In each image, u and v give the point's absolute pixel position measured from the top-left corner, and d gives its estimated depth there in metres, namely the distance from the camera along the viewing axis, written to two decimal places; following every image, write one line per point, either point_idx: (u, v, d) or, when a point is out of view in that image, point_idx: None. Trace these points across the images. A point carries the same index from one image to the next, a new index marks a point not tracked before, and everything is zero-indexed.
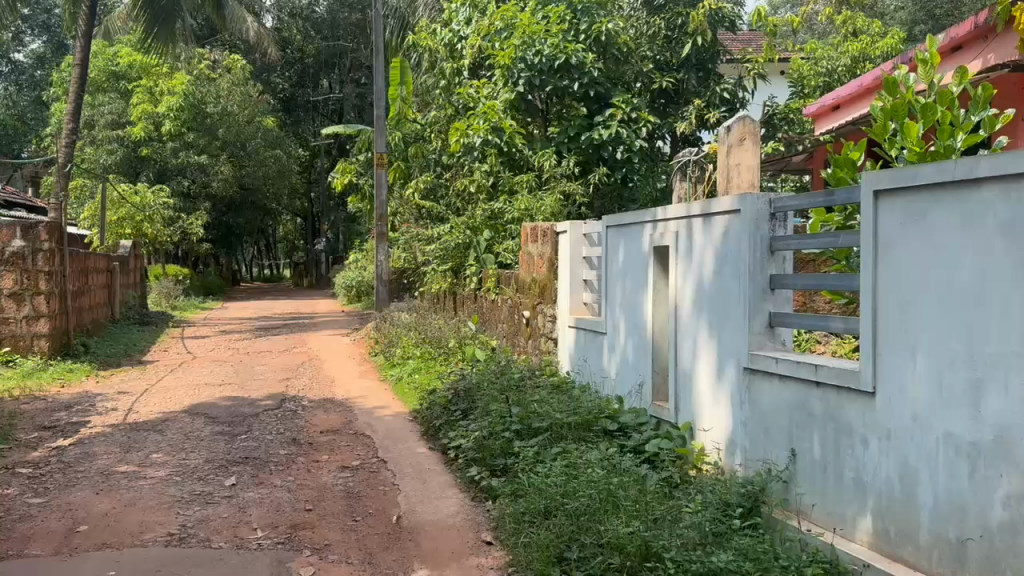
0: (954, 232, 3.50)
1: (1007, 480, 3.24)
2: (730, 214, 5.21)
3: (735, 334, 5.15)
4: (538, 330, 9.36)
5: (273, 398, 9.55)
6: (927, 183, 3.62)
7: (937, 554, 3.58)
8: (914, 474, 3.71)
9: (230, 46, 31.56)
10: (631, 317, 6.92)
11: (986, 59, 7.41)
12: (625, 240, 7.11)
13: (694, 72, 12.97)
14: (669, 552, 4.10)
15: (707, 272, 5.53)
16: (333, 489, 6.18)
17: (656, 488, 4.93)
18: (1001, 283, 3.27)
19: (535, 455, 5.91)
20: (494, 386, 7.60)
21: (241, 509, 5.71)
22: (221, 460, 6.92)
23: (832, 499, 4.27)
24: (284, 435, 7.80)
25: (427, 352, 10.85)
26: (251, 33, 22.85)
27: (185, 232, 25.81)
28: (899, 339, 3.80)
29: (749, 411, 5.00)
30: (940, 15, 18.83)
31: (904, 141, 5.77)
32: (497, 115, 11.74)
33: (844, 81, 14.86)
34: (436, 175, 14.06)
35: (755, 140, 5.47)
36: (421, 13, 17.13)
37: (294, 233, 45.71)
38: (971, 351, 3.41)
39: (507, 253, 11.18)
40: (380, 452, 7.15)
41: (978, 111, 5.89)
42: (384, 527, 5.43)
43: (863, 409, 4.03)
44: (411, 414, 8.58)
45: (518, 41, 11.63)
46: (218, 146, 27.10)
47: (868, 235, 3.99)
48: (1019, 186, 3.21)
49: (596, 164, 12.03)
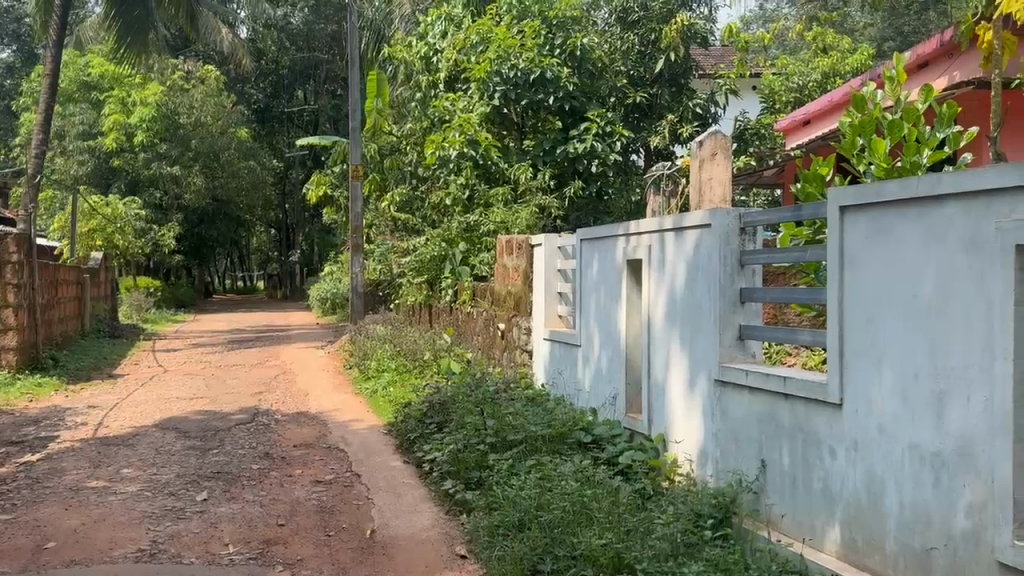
0: (917, 246, 3.58)
1: (969, 489, 3.30)
2: (701, 227, 5.28)
3: (707, 344, 5.20)
4: (513, 342, 9.39)
5: (245, 412, 9.47)
6: (893, 199, 3.69)
7: (903, 563, 3.65)
8: (880, 484, 3.78)
9: (204, 57, 31.36)
10: (605, 329, 6.97)
11: (951, 77, 7.59)
12: (599, 253, 7.16)
13: (667, 87, 13.12)
14: (641, 563, 4.16)
15: (679, 284, 5.60)
16: (306, 504, 6.14)
17: (629, 499, 4.95)
18: (961, 297, 3.35)
19: (509, 467, 5.91)
20: (469, 399, 7.59)
21: (212, 524, 5.67)
22: (192, 475, 6.87)
23: (802, 509, 4.33)
24: (256, 449, 7.75)
25: (402, 364, 10.84)
26: (227, 45, 22.67)
27: (157, 243, 25.58)
28: (865, 352, 3.88)
29: (720, 422, 5.06)
30: (909, 32, 19.42)
31: (872, 158, 5.85)
32: (473, 128, 11.79)
33: (815, 97, 15.01)
34: (411, 187, 14.00)
35: (726, 154, 5.54)
36: (397, 26, 17.10)
37: (268, 245, 45.51)
38: (934, 364, 3.49)
39: (482, 266, 11.26)
40: (354, 466, 7.14)
41: (944, 128, 6.03)
42: (358, 541, 5.41)
43: (830, 419, 4.10)
44: (386, 427, 8.57)
45: (494, 55, 11.77)
46: (191, 157, 26.68)
47: (834, 251, 4.08)
48: (977, 201, 3.28)
49: (571, 177, 12.11)
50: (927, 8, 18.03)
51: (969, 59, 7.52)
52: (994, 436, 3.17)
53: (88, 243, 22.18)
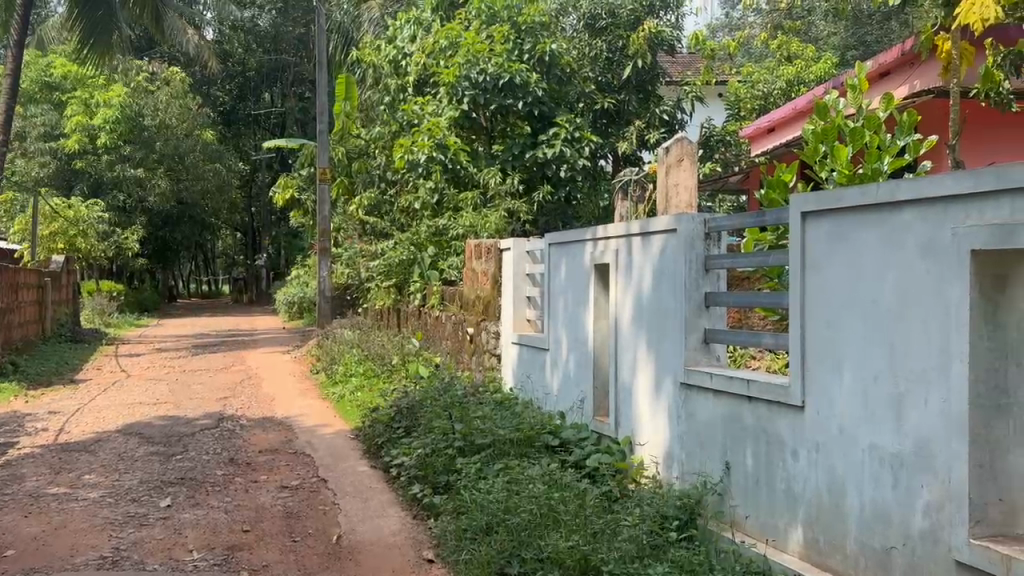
0: (878, 249, 3.65)
1: (927, 489, 3.37)
2: (667, 232, 5.34)
3: (672, 348, 5.27)
4: (481, 346, 9.40)
5: (210, 417, 9.37)
6: (853, 206, 3.77)
7: (864, 562, 3.72)
8: (841, 484, 3.85)
9: (170, 58, 30.98)
10: (573, 332, 7.01)
11: (911, 85, 7.77)
12: (567, 257, 7.20)
13: (635, 94, 13.29)
14: (607, 565, 4.19)
15: (646, 287, 5.65)
16: (272, 510, 6.09)
17: (596, 502, 4.97)
18: (920, 301, 3.42)
19: (477, 471, 5.91)
20: (437, 403, 7.57)
21: (176, 530, 5.61)
22: (156, 481, 6.78)
23: (765, 511, 4.39)
24: (221, 455, 7.67)
25: (370, 368, 10.80)
26: (193, 46, 22.39)
27: (120, 246, 25.20)
28: (826, 356, 3.96)
29: (686, 424, 5.11)
30: (871, 41, 19.67)
31: (834, 164, 5.97)
32: (442, 132, 11.74)
33: (780, 104, 15.23)
34: (380, 191, 13.91)
35: (693, 160, 5.59)
36: (367, 29, 16.90)
37: (232, 248, 44.99)
38: (894, 367, 3.56)
39: (451, 270, 11.25)
40: (320, 471, 7.09)
41: (904, 136, 6.16)
42: (324, 547, 5.38)
43: (792, 421, 4.17)
44: (353, 432, 8.52)
45: (462, 60, 11.75)
46: (155, 159, 26.41)
47: (796, 255, 4.16)
48: (935, 207, 3.35)
49: (540, 181, 12.16)
50: (888, 17, 18.34)
51: (929, 68, 7.71)
52: (951, 438, 3.23)
53: (50, 247, 21.77)
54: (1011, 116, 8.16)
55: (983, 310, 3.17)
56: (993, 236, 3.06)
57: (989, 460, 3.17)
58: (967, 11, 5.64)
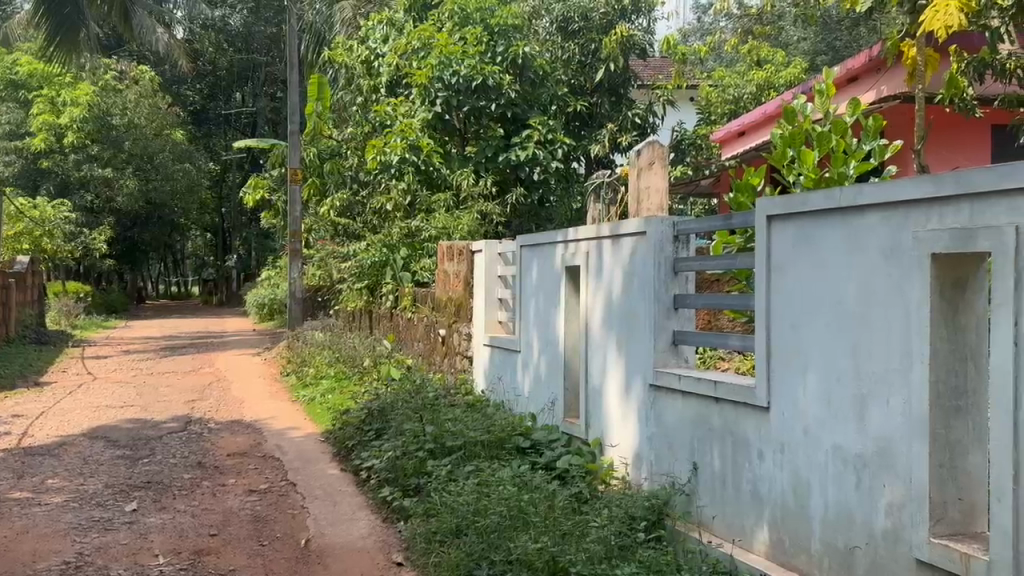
0: (841, 252, 3.71)
1: (889, 489, 3.42)
2: (638, 235, 5.37)
3: (641, 350, 5.31)
4: (453, 348, 9.39)
5: (177, 421, 9.25)
6: (817, 209, 3.82)
7: (828, 561, 3.77)
8: (806, 484, 3.90)
9: (139, 57, 30.57)
10: (544, 334, 7.03)
11: (878, 91, 7.88)
12: (539, 258, 7.21)
13: (607, 97, 13.39)
14: (575, 566, 4.20)
15: (617, 289, 5.67)
16: (239, 514, 6.04)
17: (565, 503, 4.97)
18: (883, 303, 3.47)
19: (448, 473, 5.90)
20: (408, 405, 7.54)
21: (142, 535, 5.54)
22: (121, 485, 6.69)
23: (731, 512, 4.43)
24: (188, 458, 7.58)
25: (341, 372, 10.72)
26: (162, 45, 22.09)
27: (87, 247, 24.78)
28: (791, 358, 4.01)
29: (655, 426, 5.15)
30: (840, 47, 19.84)
31: (802, 168, 6.04)
32: (414, 134, 11.78)
33: (750, 109, 15.37)
34: (352, 192, 13.81)
35: (664, 163, 5.60)
36: (339, 30, 16.79)
37: (202, 250, 44.46)
38: (857, 368, 3.61)
39: (424, 272, 11.25)
40: (289, 474, 7.04)
41: (870, 140, 6.25)
42: (292, 551, 5.34)
43: (757, 422, 4.23)
44: (322, 435, 8.46)
45: (436, 61, 11.73)
46: (124, 159, 26.03)
47: (762, 258, 4.21)
48: (897, 210, 3.40)
49: (513, 183, 12.21)
50: (857, 23, 18.52)
51: (894, 74, 7.83)
52: (912, 438, 3.29)
53: (14, 247, 21.35)
54: (973, 121, 8.31)
55: (943, 312, 3.22)
56: (954, 239, 3.12)
57: (949, 460, 3.23)
58: (930, 19, 5.74)
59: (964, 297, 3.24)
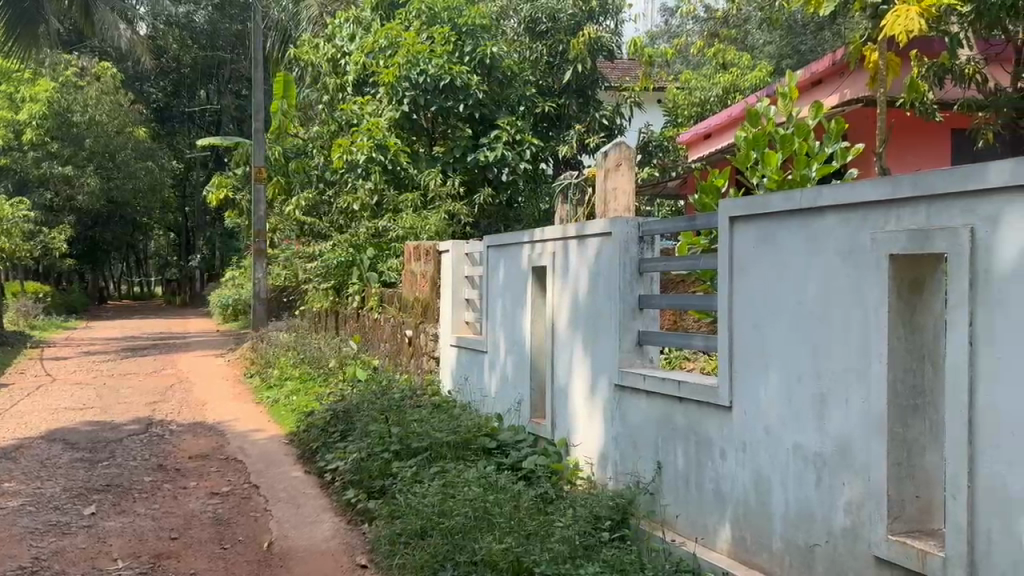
0: (802, 253, 3.74)
1: (848, 487, 3.47)
2: (603, 235, 5.38)
3: (607, 349, 5.32)
4: (420, 349, 9.35)
5: (138, 423, 9.11)
6: (778, 211, 3.86)
7: (788, 559, 3.81)
8: (767, 483, 3.93)
9: (101, 52, 30.02)
10: (510, 334, 7.03)
11: (841, 94, 7.97)
12: (505, 259, 7.21)
13: (575, 98, 13.36)
14: (539, 566, 4.21)
15: (583, 289, 5.68)
16: (201, 517, 5.95)
17: (531, 503, 4.97)
18: (842, 303, 3.51)
19: (413, 475, 5.87)
20: (373, 406, 7.48)
21: (100, 539, 5.44)
22: (79, 488, 6.56)
23: (694, 510, 4.47)
24: (149, 461, 7.48)
25: (306, 373, 10.62)
26: (124, 41, 21.70)
27: (46, 247, 24.30)
28: (754, 357, 4.05)
29: (620, 425, 5.17)
30: (804, 51, 20.07)
31: (765, 170, 6.12)
32: (381, 132, 11.68)
33: (716, 111, 15.49)
34: (317, 192, 13.69)
35: (630, 164, 5.60)
36: (305, 28, 16.63)
37: (164, 249, 43.81)
38: (816, 368, 3.66)
39: (391, 272, 11.16)
40: (252, 477, 6.96)
41: (832, 143, 6.31)
42: (255, 554, 5.28)
43: (719, 421, 4.26)
44: (287, 437, 8.37)
45: (403, 60, 11.70)
46: (85, 157, 25.58)
47: (724, 259, 4.25)
48: (855, 212, 3.45)
49: (481, 184, 12.21)
50: (822, 27, 18.71)
51: (858, 77, 7.92)
52: (871, 436, 3.34)
53: None
54: (933, 126, 8.47)
55: (901, 312, 3.27)
56: (911, 241, 3.16)
57: (906, 458, 3.27)
58: (891, 24, 5.82)
59: (921, 298, 3.29)
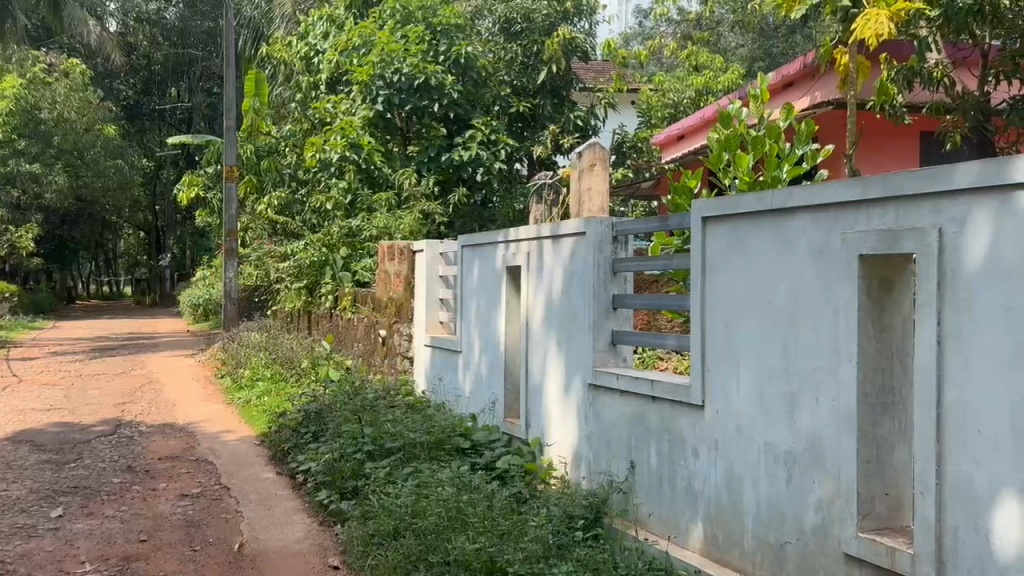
0: (773, 254, 3.78)
1: (819, 485, 3.50)
2: (577, 235, 5.40)
3: (581, 348, 5.33)
4: (394, 349, 9.31)
5: (107, 424, 8.98)
6: (750, 212, 3.89)
7: (760, 557, 3.83)
8: (738, 481, 3.96)
9: (69, 49, 29.50)
10: (485, 333, 7.02)
11: (812, 97, 8.05)
12: (479, 259, 7.20)
13: (549, 98, 13.34)
14: (512, 566, 4.21)
15: (557, 288, 5.69)
16: (171, 519, 5.88)
17: (504, 503, 4.96)
18: (813, 303, 3.55)
19: (386, 475, 5.83)
20: (346, 407, 7.42)
21: (68, 541, 5.35)
22: (46, 491, 6.45)
23: (667, 509, 4.49)
24: (118, 463, 7.37)
25: (278, 373, 10.54)
26: (95, 38, 21.39)
27: (13, 246, 23.81)
28: (725, 356, 4.08)
29: (593, 425, 5.18)
30: (776, 53, 20.22)
31: (736, 171, 6.18)
32: (355, 131, 11.64)
33: (689, 113, 15.57)
34: (290, 191, 13.59)
35: (605, 165, 5.60)
36: (278, 25, 16.48)
37: (134, 249, 43.27)
38: (787, 367, 3.69)
39: (364, 272, 11.10)
40: (223, 478, 6.89)
41: (803, 145, 6.37)
42: (225, 556, 5.22)
43: (692, 420, 4.29)
44: (258, 438, 8.29)
45: (377, 58, 11.70)
46: (53, 154, 25.10)
47: (697, 259, 4.27)
48: (825, 213, 3.48)
49: (456, 184, 12.18)
50: (793, 31, 18.86)
51: (828, 80, 8.00)
52: (841, 434, 3.37)
53: None
54: (902, 128, 8.59)
55: (871, 311, 3.31)
56: (880, 242, 3.20)
57: (876, 456, 3.31)
58: (861, 27, 5.88)
59: (890, 297, 3.33)
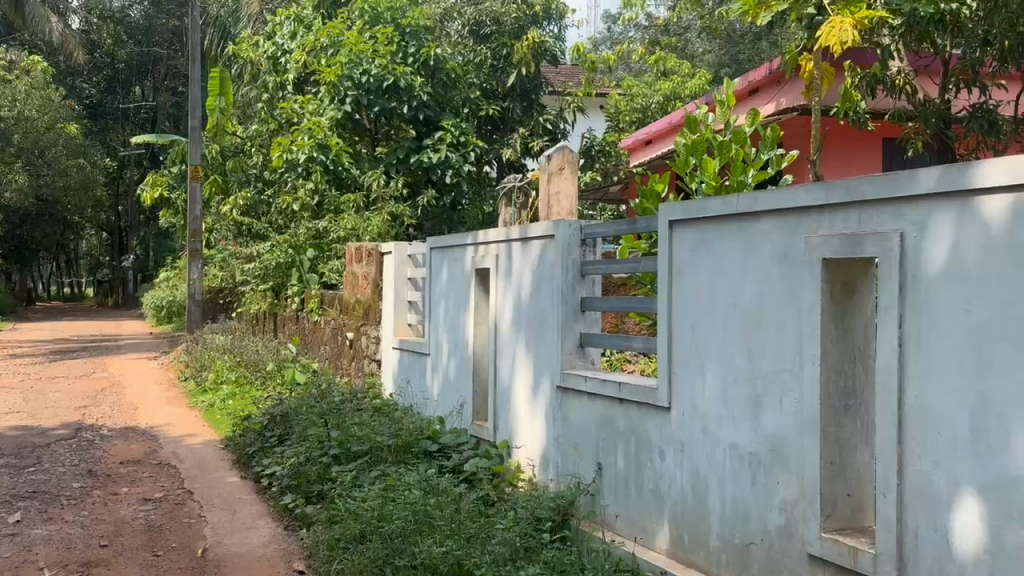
0: (738, 258, 3.81)
1: (783, 486, 3.53)
2: (546, 237, 5.41)
3: (549, 350, 5.34)
4: (361, 352, 9.26)
5: (67, 428, 8.81)
6: (716, 215, 3.92)
7: (725, 557, 3.86)
8: (704, 482, 3.99)
9: (31, 46, 28.86)
10: (453, 335, 7.01)
11: (777, 103, 8.15)
12: (448, 261, 7.18)
13: (519, 102, 13.45)
14: (479, 569, 4.20)
15: (526, 290, 5.70)
16: (132, 524, 5.78)
17: (472, 506, 4.95)
18: (777, 307, 3.58)
19: (353, 479, 5.79)
20: (312, 411, 7.36)
21: (25, 547, 5.24)
22: (4, 496, 6.31)
23: (634, 511, 4.51)
24: (78, 467, 7.24)
25: (242, 377, 10.40)
26: (56, 35, 21.03)
27: None
28: (691, 358, 4.11)
29: (561, 427, 5.19)
30: (742, 60, 20.50)
31: (703, 176, 6.22)
32: (323, 132, 11.50)
33: (657, 118, 15.70)
34: (256, 191, 13.46)
35: (573, 169, 5.61)
36: (245, 25, 16.36)
37: (94, 249, 42.57)
38: (751, 369, 3.73)
39: (332, 274, 11.03)
40: (186, 483, 6.79)
41: (768, 150, 6.43)
42: (188, 561, 5.14)
43: (659, 422, 4.31)
44: (223, 441, 8.20)
45: (344, 58, 11.56)
46: (13, 153, 24.53)
47: (664, 262, 4.29)
48: (790, 216, 3.52)
49: (424, 186, 12.14)
50: (759, 38, 19.13)
51: (793, 86, 8.10)
52: (804, 435, 3.41)
53: None
54: (865, 134, 8.72)
55: (833, 314, 3.35)
56: (844, 245, 3.24)
57: (839, 458, 3.36)
58: (825, 35, 5.95)
59: (853, 300, 3.38)
